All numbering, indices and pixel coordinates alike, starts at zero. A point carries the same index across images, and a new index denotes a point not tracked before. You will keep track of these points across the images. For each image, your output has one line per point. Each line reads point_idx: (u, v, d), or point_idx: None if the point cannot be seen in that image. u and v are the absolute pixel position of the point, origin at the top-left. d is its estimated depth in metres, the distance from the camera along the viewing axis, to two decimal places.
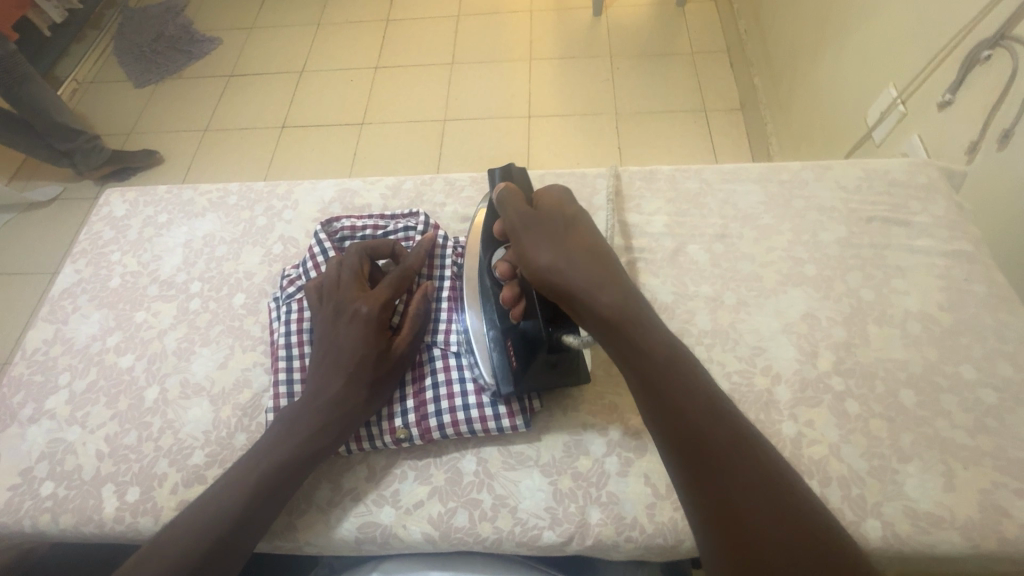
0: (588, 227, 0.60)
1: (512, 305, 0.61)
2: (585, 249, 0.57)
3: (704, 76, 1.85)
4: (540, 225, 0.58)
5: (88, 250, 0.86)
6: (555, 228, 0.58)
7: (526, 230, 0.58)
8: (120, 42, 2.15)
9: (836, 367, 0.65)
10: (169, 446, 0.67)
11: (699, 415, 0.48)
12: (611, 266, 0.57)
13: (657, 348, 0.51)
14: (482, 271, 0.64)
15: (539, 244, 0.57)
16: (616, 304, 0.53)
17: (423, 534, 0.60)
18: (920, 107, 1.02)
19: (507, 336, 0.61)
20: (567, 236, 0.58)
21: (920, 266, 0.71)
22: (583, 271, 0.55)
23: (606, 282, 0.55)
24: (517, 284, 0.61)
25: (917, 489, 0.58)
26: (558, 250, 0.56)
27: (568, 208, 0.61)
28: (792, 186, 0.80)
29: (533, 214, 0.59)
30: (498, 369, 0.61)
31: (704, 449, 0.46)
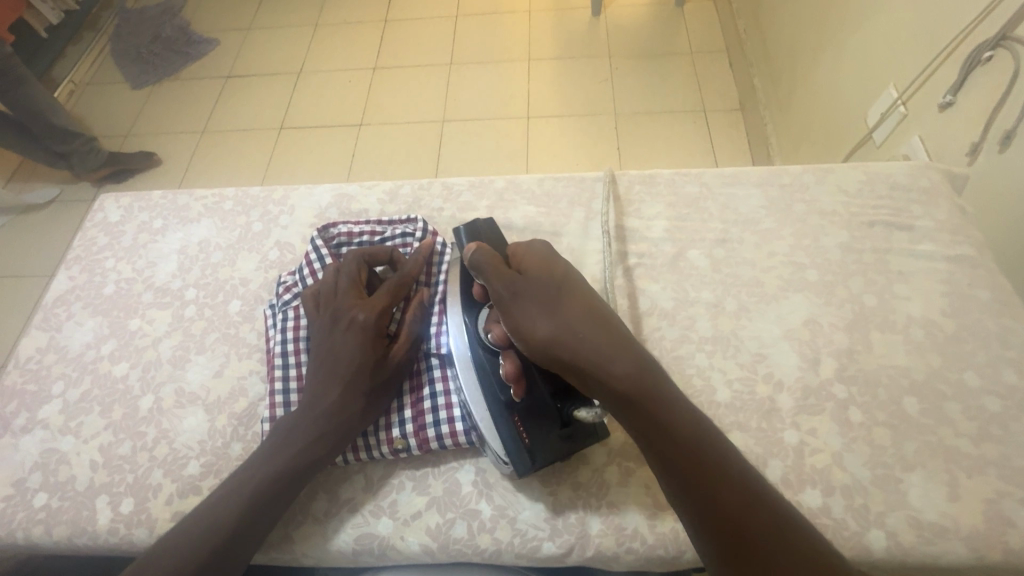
0: (575, 281, 0.57)
1: (513, 384, 0.56)
2: (579, 310, 0.54)
3: (703, 76, 1.84)
4: (532, 290, 0.55)
5: (83, 255, 0.85)
6: (545, 291, 0.55)
7: (517, 298, 0.55)
8: (117, 44, 2.13)
9: (838, 374, 0.65)
10: (163, 456, 0.66)
11: (714, 475, 0.47)
12: (608, 322, 0.54)
13: (671, 418, 0.50)
14: (473, 342, 0.59)
15: (534, 315, 0.54)
16: (623, 372, 0.51)
17: (421, 546, 0.59)
18: (921, 108, 1.01)
19: (513, 412, 0.57)
20: (562, 301, 0.55)
21: (923, 271, 0.71)
22: (583, 338, 0.52)
23: (610, 350, 0.52)
24: (516, 355, 0.57)
25: (921, 499, 0.57)
26: (556, 318, 0.53)
27: (552, 262, 0.58)
28: (793, 190, 0.79)
29: (521, 279, 0.56)
30: (508, 445, 0.57)
31: (733, 529, 0.45)
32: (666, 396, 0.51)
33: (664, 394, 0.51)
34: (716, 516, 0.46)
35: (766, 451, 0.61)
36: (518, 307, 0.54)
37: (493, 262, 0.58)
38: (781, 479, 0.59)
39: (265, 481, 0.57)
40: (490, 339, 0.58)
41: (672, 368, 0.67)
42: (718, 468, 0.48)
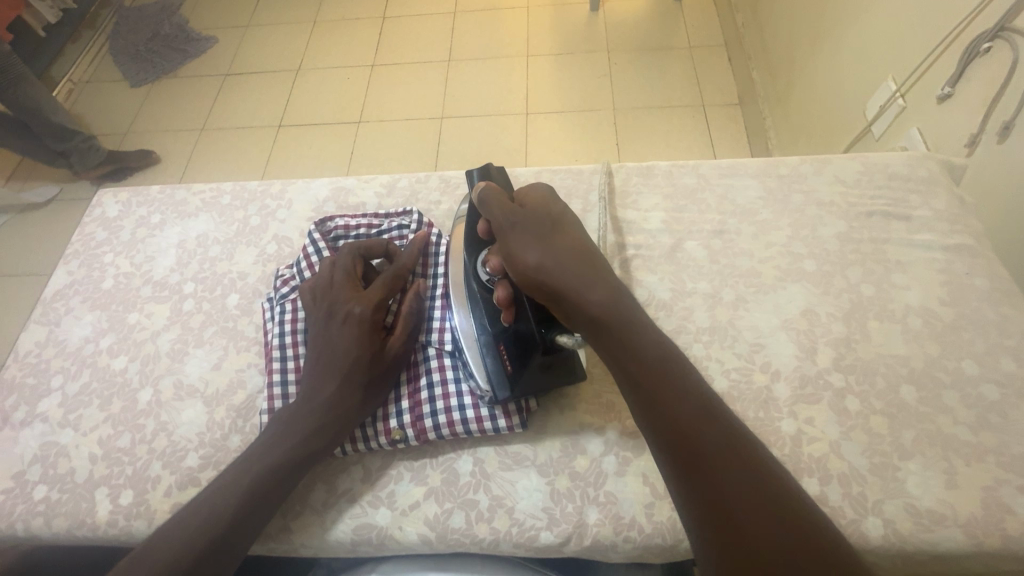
0: (573, 226, 0.59)
1: (504, 310, 0.59)
2: (572, 249, 0.56)
3: (702, 71, 1.84)
4: (528, 224, 0.57)
5: (81, 251, 0.85)
6: (541, 226, 0.57)
7: (513, 229, 0.57)
8: (115, 42, 2.13)
9: (835, 363, 0.65)
10: (162, 448, 0.67)
11: (687, 410, 0.47)
12: (599, 266, 0.56)
13: (648, 349, 0.51)
14: (468, 274, 0.62)
15: (525, 244, 0.56)
16: (604, 301, 0.53)
17: (419, 536, 0.59)
18: (920, 100, 1.01)
19: (500, 341, 0.59)
20: (554, 236, 0.57)
21: (921, 261, 0.71)
22: (571, 271, 0.54)
23: (595, 283, 0.54)
24: (509, 284, 0.60)
25: (919, 487, 0.57)
26: (547, 249, 0.55)
27: (553, 207, 0.60)
28: (790, 181, 0.79)
29: (519, 213, 0.58)
30: (493, 376, 0.59)
31: (696, 451, 0.45)
32: (650, 337, 0.52)
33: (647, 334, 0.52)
34: (685, 451, 0.46)
35: (763, 440, 0.61)
36: (512, 236, 0.57)
37: (498, 195, 0.60)
38: None
39: (262, 473, 0.57)
40: (487, 272, 0.61)
41: None
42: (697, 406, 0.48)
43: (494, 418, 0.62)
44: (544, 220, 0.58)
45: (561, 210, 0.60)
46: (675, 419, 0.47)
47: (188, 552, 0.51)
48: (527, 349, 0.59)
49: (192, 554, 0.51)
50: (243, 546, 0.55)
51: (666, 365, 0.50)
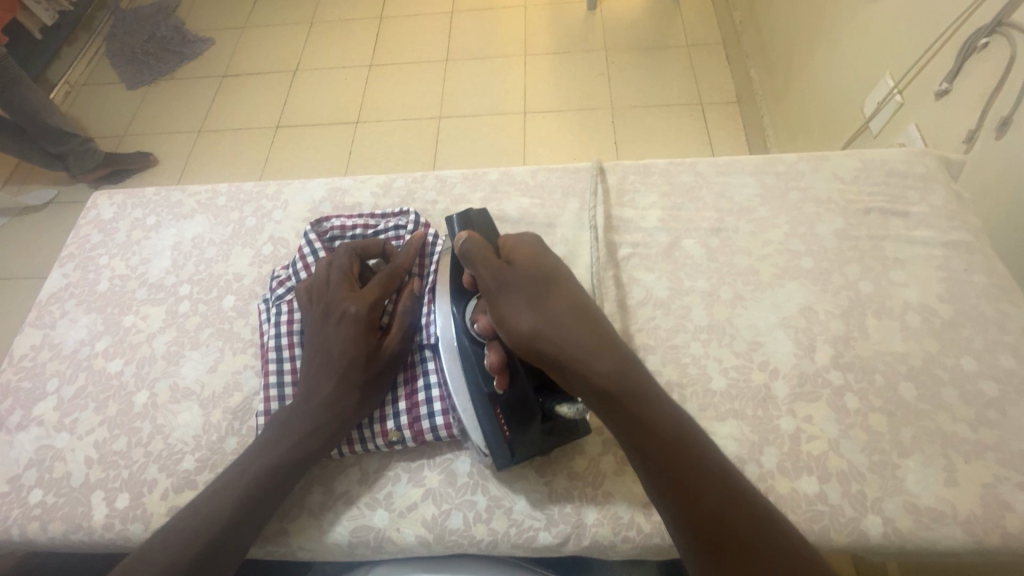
0: (564, 275, 0.58)
1: (497, 376, 0.55)
2: (565, 304, 0.54)
3: (700, 68, 1.83)
4: (518, 283, 0.55)
5: (76, 253, 0.85)
6: (531, 284, 0.55)
7: (503, 288, 0.55)
8: (111, 44, 2.13)
9: (834, 361, 0.64)
10: (159, 451, 0.66)
11: (704, 487, 0.46)
12: (592, 318, 0.55)
13: (658, 420, 0.50)
14: (458, 333, 0.58)
15: (520, 309, 0.53)
16: (606, 369, 0.51)
17: (418, 538, 0.59)
18: (917, 96, 1.01)
19: (496, 404, 0.56)
20: (549, 296, 0.55)
21: (920, 257, 0.70)
22: (566, 330, 0.52)
23: (597, 347, 0.52)
24: (500, 346, 0.56)
25: (919, 484, 0.57)
26: (540, 309, 0.53)
27: (542, 257, 0.58)
28: (788, 178, 0.79)
29: (507, 270, 0.56)
30: (490, 439, 0.57)
31: (720, 533, 0.45)
32: (646, 390, 0.51)
33: (644, 387, 0.51)
34: (687, 501, 0.46)
35: (762, 438, 0.61)
36: (504, 299, 0.54)
37: (484, 250, 0.58)
38: (777, 467, 0.59)
39: (259, 475, 0.57)
40: (476, 330, 0.57)
41: (668, 356, 0.66)
42: (694, 455, 0.48)
43: None
44: (534, 275, 0.56)
45: (550, 260, 0.59)
46: (676, 474, 0.47)
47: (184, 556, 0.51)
48: (525, 416, 0.56)
49: (189, 556, 0.51)
50: (241, 548, 0.54)
51: (664, 418, 0.50)
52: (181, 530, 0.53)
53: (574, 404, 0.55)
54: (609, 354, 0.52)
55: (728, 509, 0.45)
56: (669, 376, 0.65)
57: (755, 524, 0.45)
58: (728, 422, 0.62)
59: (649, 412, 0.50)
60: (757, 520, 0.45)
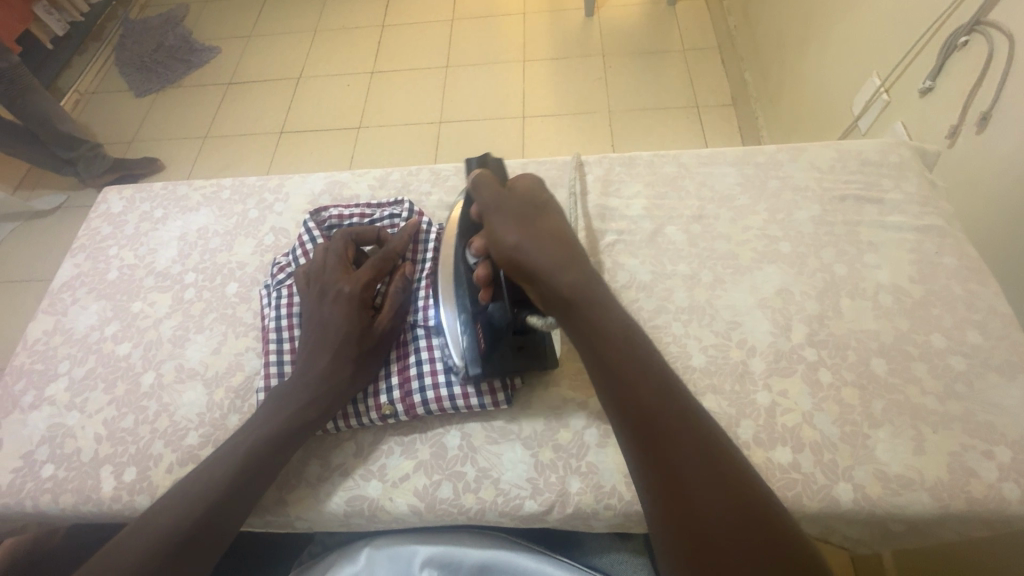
0: (554, 211, 0.65)
1: (482, 288, 0.62)
2: (548, 229, 0.61)
3: (696, 73, 1.87)
4: (511, 206, 0.62)
5: (87, 244, 0.89)
6: (519, 209, 0.62)
7: (494, 208, 0.62)
8: (121, 53, 2.19)
9: (809, 339, 0.67)
10: (164, 427, 0.69)
11: (649, 389, 0.49)
12: (569, 245, 0.61)
13: (613, 329, 0.54)
14: (455, 256, 0.64)
15: (508, 225, 0.60)
16: (569, 281, 0.56)
17: (410, 506, 0.62)
18: (903, 94, 1.04)
19: (478, 321, 0.62)
20: (536, 220, 0.61)
21: (893, 241, 0.73)
22: (543, 246, 0.58)
23: (569, 264, 0.58)
24: (488, 263, 0.63)
25: (888, 453, 0.59)
26: (525, 228, 0.60)
27: (536, 194, 0.65)
28: (768, 168, 0.82)
29: (504, 197, 0.63)
30: (467, 352, 0.62)
31: (652, 424, 0.48)
32: (606, 305, 0.56)
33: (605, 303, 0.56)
34: (632, 401, 0.49)
35: (739, 412, 0.63)
36: (492, 218, 0.62)
37: (488, 180, 0.66)
38: (753, 438, 0.61)
39: (257, 441, 0.60)
40: (470, 252, 0.64)
41: (650, 335, 0.69)
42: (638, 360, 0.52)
43: (481, 395, 0.65)
44: (526, 203, 0.63)
45: (545, 197, 0.66)
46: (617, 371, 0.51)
47: (186, 518, 0.54)
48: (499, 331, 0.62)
49: (191, 519, 0.54)
50: (240, 512, 0.57)
51: (618, 325, 0.55)
52: (184, 491, 0.56)
53: (543, 319, 0.60)
54: (577, 269, 0.58)
55: (658, 399, 0.49)
56: None
57: (687, 425, 0.47)
58: (706, 397, 0.65)
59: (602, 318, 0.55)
60: (693, 429, 0.47)
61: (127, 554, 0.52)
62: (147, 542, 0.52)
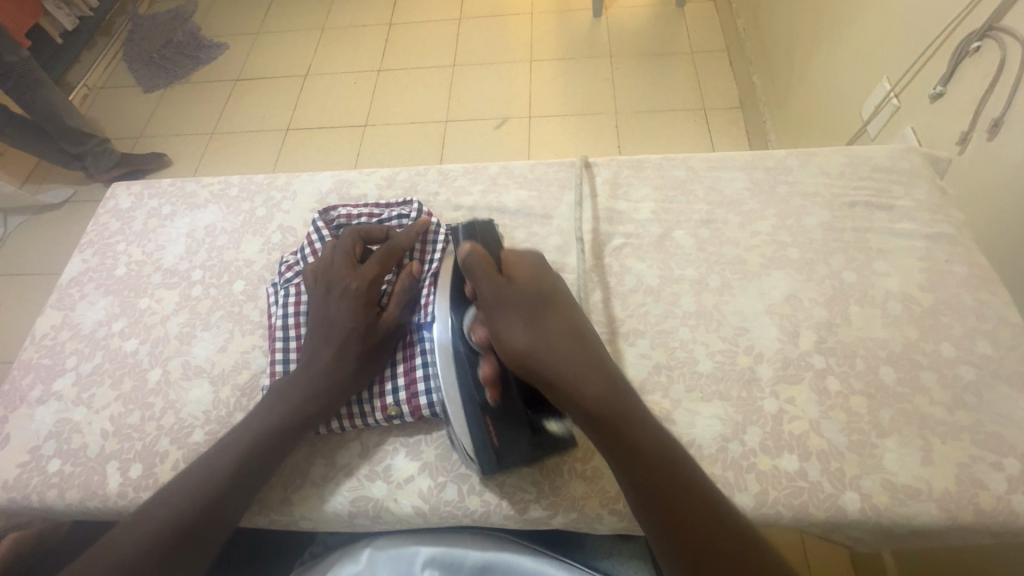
0: (557, 291, 0.62)
1: (488, 388, 0.58)
2: (558, 325, 0.58)
3: (703, 75, 1.86)
4: (515, 300, 0.58)
5: (95, 240, 0.89)
6: (528, 302, 0.58)
7: (500, 305, 0.57)
8: (129, 48, 2.20)
9: (817, 346, 0.67)
10: (170, 424, 0.70)
11: (698, 515, 0.49)
12: (580, 330, 0.59)
13: (648, 445, 0.52)
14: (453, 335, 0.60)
15: (516, 326, 0.56)
16: (593, 392, 0.54)
17: (414, 508, 0.62)
18: (913, 99, 1.03)
19: (487, 415, 0.59)
20: (543, 315, 0.58)
21: (902, 249, 0.73)
22: (557, 350, 0.56)
23: (587, 368, 0.55)
24: (494, 359, 0.59)
25: (896, 463, 0.59)
26: (535, 328, 0.56)
27: (538, 273, 0.62)
28: (777, 172, 0.81)
29: (505, 288, 0.58)
30: (478, 446, 0.59)
31: (706, 553, 0.48)
32: (625, 391, 0.56)
33: (623, 390, 0.56)
34: (679, 527, 0.49)
35: (746, 419, 0.63)
36: (501, 315, 0.57)
37: (485, 263, 0.60)
38: (760, 445, 0.61)
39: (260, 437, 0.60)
40: (473, 339, 0.60)
41: (657, 340, 0.69)
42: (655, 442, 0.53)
43: None
44: (533, 291, 0.59)
45: (546, 275, 0.62)
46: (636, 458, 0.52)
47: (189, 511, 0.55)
48: (513, 429, 0.59)
49: (193, 511, 0.55)
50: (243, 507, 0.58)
51: (636, 409, 0.55)
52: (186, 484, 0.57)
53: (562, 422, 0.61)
54: (594, 360, 0.56)
55: (710, 523, 0.49)
56: (658, 359, 0.68)
57: (743, 555, 0.47)
58: (712, 403, 0.64)
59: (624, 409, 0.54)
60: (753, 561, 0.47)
61: (133, 544, 0.53)
62: (152, 527, 0.53)
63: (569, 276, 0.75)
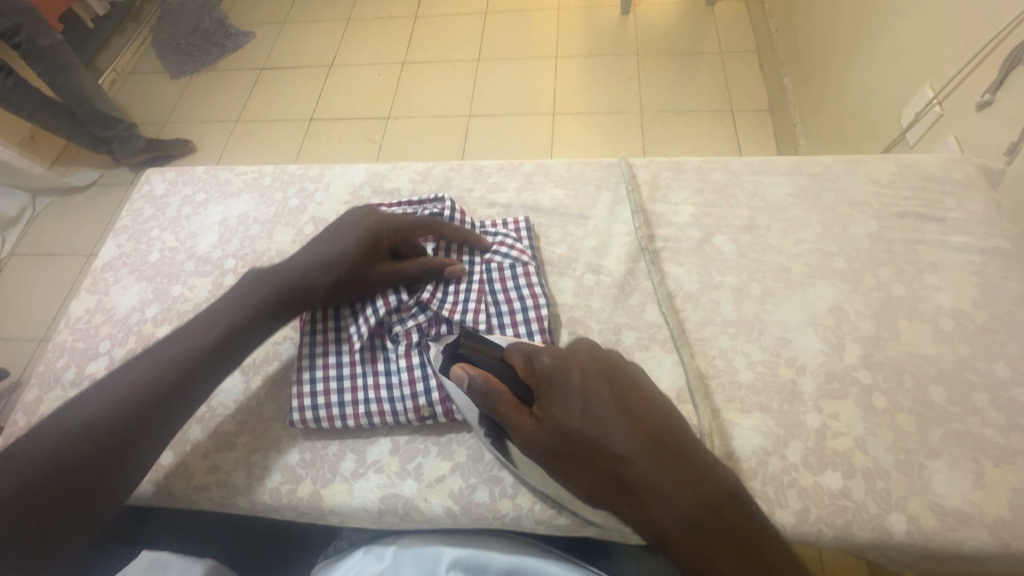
0: (594, 395, 0.55)
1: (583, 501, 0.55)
2: (606, 456, 0.52)
3: (732, 76, 1.83)
4: (550, 444, 0.54)
5: (130, 225, 0.89)
6: (567, 443, 0.54)
7: (542, 452, 0.55)
8: (158, 34, 2.22)
9: (863, 360, 0.65)
10: (201, 412, 0.70)
11: None
12: (630, 439, 0.52)
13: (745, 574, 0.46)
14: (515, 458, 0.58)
15: (569, 473, 0.54)
16: (670, 527, 0.49)
17: (445, 508, 0.61)
18: (957, 107, 1.00)
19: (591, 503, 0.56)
20: (588, 450, 0.53)
21: (953, 262, 0.70)
22: (616, 487, 0.52)
23: (656, 501, 0.50)
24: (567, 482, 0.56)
25: (945, 485, 0.57)
26: (585, 471, 0.53)
27: (565, 384, 0.56)
28: (822, 179, 0.79)
29: (538, 434, 0.55)
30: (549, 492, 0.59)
31: None
32: (699, 496, 0.49)
33: (695, 502, 0.49)
34: None
35: (787, 432, 0.61)
36: (548, 462, 0.55)
37: (504, 405, 0.56)
38: (802, 461, 0.59)
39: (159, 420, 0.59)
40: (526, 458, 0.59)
41: (695, 348, 0.68)
42: (738, 556, 0.47)
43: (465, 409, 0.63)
44: (563, 421, 0.54)
45: (576, 379, 0.56)
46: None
47: (64, 485, 0.53)
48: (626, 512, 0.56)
49: (88, 464, 0.54)
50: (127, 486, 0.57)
51: (713, 521, 0.48)
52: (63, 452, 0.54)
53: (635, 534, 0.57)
54: (653, 478, 0.50)
55: None
56: (696, 367, 0.66)
57: None
58: (753, 415, 0.63)
59: (699, 529, 0.48)
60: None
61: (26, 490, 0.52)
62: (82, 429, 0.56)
63: (606, 279, 0.74)
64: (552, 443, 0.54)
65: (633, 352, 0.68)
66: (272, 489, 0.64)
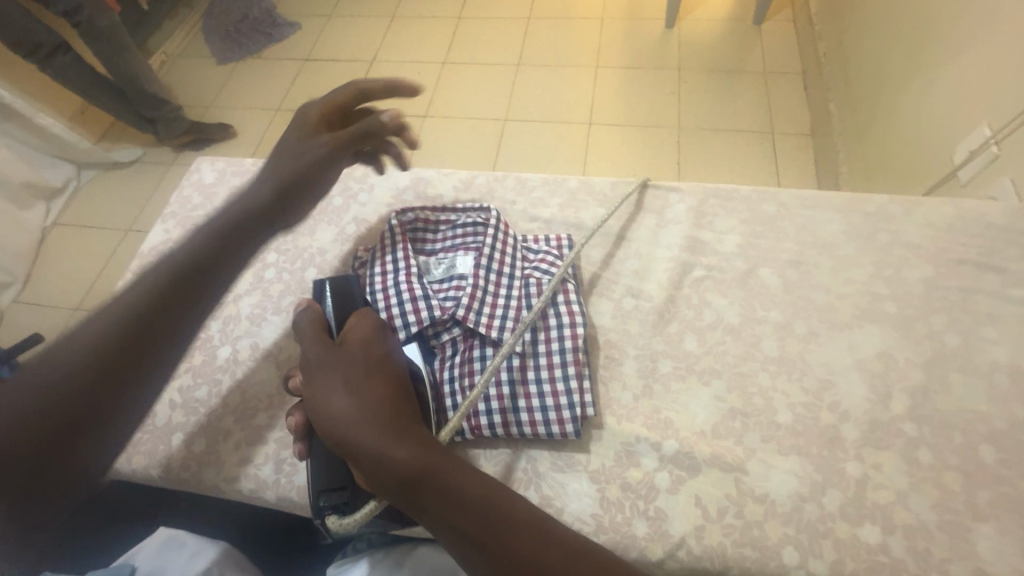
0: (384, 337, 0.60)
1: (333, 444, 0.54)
2: (374, 388, 0.54)
3: (774, 97, 1.80)
4: (337, 365, 0.56)
5: (178, 211, 0.91)
6: (343, 368, 0.55)
7: (321, 369, 0.55)
8: (208, 20, 2.27)
9: (910, 412, 0.62)
10: (236, 404, 0.71)
11: (521, 539, 0.48)
12: (392, 364, 0.58)
13: (473, 491, 0.51)
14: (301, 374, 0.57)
15: (337, 396, 0.53)
16: (409, 455, 0.51)
17: None
18: (1013, 148, 0.95)
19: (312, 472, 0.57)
20: (364, 377, 0.55)
21: (1013, 317, 0.67)
22: (374, 412, 0.53)
23: (407, 431, 0.53)
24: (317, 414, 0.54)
25: (992, 552, 0.54)
26: (351, 391, 0.54)
27: (371, 326, 0.60)
28: (878, 219, 0.76)
29: (329, 355, 0.56)
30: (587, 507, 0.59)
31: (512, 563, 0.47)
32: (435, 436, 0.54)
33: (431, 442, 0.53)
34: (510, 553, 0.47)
35: (826, 480, 0.59)
36: (319, 381, 0.55)
37: (312, 325, 0.60)
38: (839, 510, 0.57)
39: None
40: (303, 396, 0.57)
41: (734, 383, 0.66)
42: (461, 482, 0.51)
43: (494, 427, 0.63)
44: (351, 351, 0.57)
45: (375, 325, 0.61)
46: (444, 478, 0.51)
47: None
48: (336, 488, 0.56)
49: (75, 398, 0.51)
50: None
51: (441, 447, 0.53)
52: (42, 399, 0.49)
53: (341, 518, 0.55)
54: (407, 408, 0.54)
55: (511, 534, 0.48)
56: (733, 403, 0.65)
57: (523, 545, 0.48)
58: (790, 458, 0.61)
59: (428, 449, 0.52)
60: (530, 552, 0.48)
61: None
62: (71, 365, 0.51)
63: (645, 304, 0.73)
64: (333, 364, 0.56)
65: (668, 382, 0.67)
66: (299, 486, 0.65)
